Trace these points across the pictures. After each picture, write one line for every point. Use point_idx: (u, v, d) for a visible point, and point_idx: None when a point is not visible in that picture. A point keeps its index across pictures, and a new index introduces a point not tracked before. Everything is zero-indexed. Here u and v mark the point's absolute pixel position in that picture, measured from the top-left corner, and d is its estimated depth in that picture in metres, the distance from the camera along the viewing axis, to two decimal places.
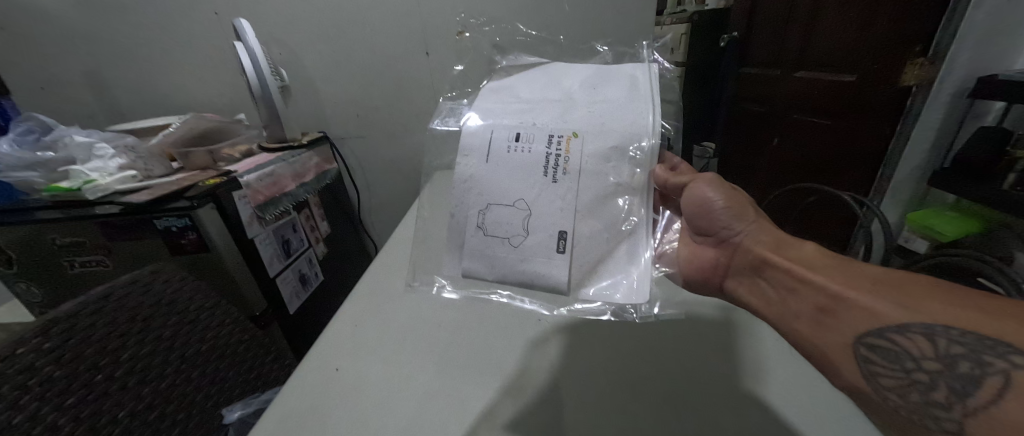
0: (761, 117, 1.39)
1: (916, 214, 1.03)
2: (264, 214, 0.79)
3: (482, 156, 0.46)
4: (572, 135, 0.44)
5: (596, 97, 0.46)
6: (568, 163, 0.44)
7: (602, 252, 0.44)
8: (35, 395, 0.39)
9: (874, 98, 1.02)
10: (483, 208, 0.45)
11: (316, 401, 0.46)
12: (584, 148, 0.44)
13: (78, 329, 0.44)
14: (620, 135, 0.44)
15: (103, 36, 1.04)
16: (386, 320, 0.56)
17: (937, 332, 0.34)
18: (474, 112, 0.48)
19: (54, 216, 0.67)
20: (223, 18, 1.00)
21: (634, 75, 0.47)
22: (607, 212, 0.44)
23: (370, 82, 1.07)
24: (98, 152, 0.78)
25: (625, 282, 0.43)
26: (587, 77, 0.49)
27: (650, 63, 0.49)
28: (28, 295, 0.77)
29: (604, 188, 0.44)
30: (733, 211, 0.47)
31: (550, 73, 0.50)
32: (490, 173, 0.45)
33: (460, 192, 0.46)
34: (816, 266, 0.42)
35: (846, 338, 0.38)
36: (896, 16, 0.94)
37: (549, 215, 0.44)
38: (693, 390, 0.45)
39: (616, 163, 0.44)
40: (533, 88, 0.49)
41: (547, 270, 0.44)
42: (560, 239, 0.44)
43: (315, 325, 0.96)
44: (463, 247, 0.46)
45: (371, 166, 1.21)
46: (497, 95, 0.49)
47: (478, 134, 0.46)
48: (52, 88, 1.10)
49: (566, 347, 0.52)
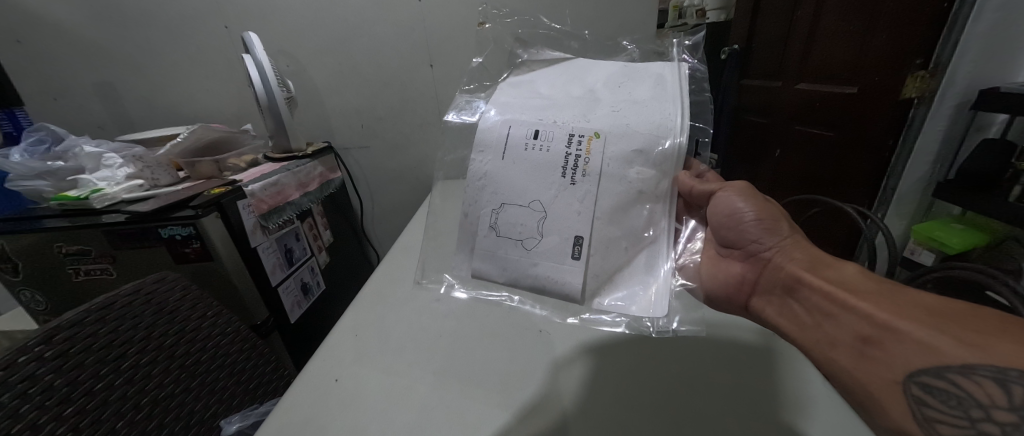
0: (763, 127, 1.40)
1: (923, 225, 1.02)
2: (267, 222, 0.79)
3: (497, 153, 0.46)
4: (593, 135, 0.45)
5: (622, 95, 0.47)
6: (588, 165, 0.44)
7: (620, 261, 0.45)
8: (35, 404, 0.39)
9: (876, 110, 1.02)
10: (495, 208, 0.46)
11: (313, 412, 0.45)
12: (605, 149, 0.44)
13: (80, 337, 0.44)
14: (644, 139, 0.44)
15: (116, 49, 1.06)
16: (388, 330, 0.56)
17: (1009, 378, 0.33)
18: (491, 106, 0.48)
19: (61, 225, 0.68)
20: (233, 32, 1.02)
21: (662, 74, 0.48)
22: (628, 220, 0.44)
23: (375, 94, 1.08)
24: (107, 162, 0.80)
25: (642, 295, 0.44)
26: (611, 75, 0.49)
27: (679, 63, 0.50)
28: (33, 303, 0.78)
29: (626, 193, 0.44)
30: (764, 225, 0.49)
31: (571, 70, 0.51)
32: (504, 170, 0.46)
33: (474, 190, 0.47)
34: (859, 290, 0.42)
35: (897, 376, 0.38)
36: (896, 29, 0.95)
37: (563, 219, 0.44)
38: (690, 409, 0.45)
39: (639, 167, 0.44)
40: (553, 85, 0.50)
41: (560, 276, 0.45)
42: (575, 244, 0.44)
43: (316, 335, 0.95)
44: (475, 248, 0.47)
45: (374, 176, 1.22)
46: (516, 89, 0.50)
47: (494, 129, 0.47)
48: (64, 98, 1.12)
49: (590, 368, 0.50)
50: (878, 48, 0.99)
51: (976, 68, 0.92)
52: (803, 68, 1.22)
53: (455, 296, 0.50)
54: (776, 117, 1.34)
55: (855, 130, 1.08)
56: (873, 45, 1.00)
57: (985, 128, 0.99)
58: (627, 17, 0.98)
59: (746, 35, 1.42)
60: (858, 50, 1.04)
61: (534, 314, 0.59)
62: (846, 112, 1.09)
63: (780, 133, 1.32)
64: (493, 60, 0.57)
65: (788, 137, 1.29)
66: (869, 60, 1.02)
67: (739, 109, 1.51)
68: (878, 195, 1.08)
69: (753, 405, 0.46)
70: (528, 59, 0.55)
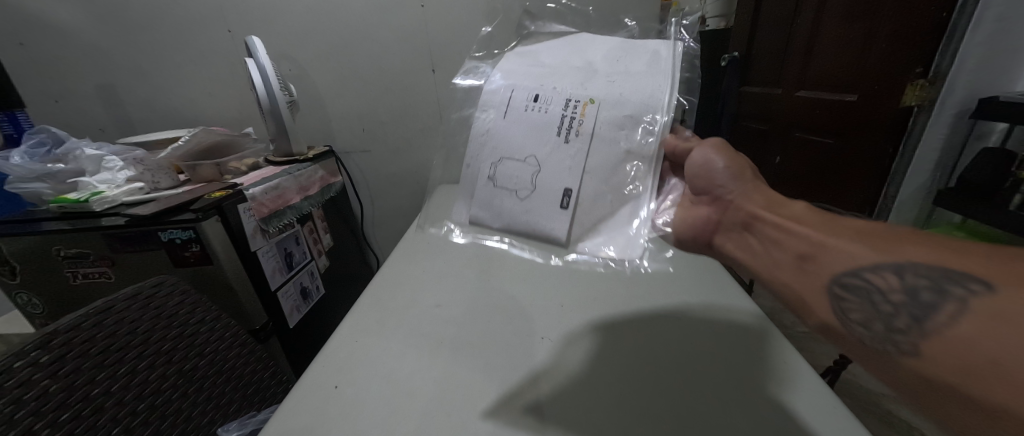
0: (762, 135, 1.42)
1: (922, 233, 1.02)
2: (267, 226, 0.79)
3: (500, 112, 0.47)
4: (588, 101, 0.45)
5: (620, 67, 0.47)
6: (581, 126, 0.45)
7: (604, 212, 0.45)
8: (32, 410, 0.39)
9: (876, 117, 1.03)
10: (494, 162, 0.47)
11: (312, 420, 0.44)
12: (599, 113, 0.45)
13: (78, 341, 0.44)
14: (635, 105, 0.44)
15: (117, 51, 1.06)
16: (387, 338, 0.54)
17: (908, 268, 0.33)
18: (498, 72, 0.50)
19: (60, 228, 0.67)
20: (236, 36, 1.03)
21: (658, 51, 0.47)
22: (614, 177, 0.44)
23: (376, 98, 1.08)
24: (108, 164, 0.80)
25: (623, 237, 0.44)
26: (611, 50, 0.49)
27: (676, 41, 0.49)
28: (30, 306, 0.77)
29: (615, 154, 0.44)
30: (733, 171, 0.48)
31: (575, 43, 0.52)
32: (504, 129, 0.47)
33: (476, 144, 0.48)
34: (805, 218, 0.42)
35: (824, 282, 0.37)
36: (893, 38, 0.96)
37: (555, 174, 0.45)
38: (686, 390, 0.44)
39: (630, 132, 0.44)
40: (556, 55, 0.50)
41: (548, 225, 0.45)
42: (564, 196, 0.44)
43: (315, 340, 0.94)
44: (474, 196, 0.48)
45: (375, 180, 1.21)
46: (522, 58, 0.51)
47: (498, 92, 0.48)
48: (66, 101, 1.12)
49: (588, 350, 0.50)
50: (876, 56, 1.00)
51: (976, 75, 0.93)
52: (803, 76, 1.23)
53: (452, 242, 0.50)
54: (775, 126, 1.36)
55: (855, 137, 1.09)
56: (872, 53, 1.01)
57: (985, 136, 0.99)
58: None
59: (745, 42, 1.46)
60: (857, 58, 1.05)
61: (536, 315, 0.56)
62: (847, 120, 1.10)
63: (779, 141, 1.34)
64: (502, 28, 0.56)
65: (788, 144, 1.31)
66: (868, 67, 1.02)
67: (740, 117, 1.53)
68: (878, 203, 1.10)
69: (751, 385, 0.44)
70: (535, 30, 0.55)
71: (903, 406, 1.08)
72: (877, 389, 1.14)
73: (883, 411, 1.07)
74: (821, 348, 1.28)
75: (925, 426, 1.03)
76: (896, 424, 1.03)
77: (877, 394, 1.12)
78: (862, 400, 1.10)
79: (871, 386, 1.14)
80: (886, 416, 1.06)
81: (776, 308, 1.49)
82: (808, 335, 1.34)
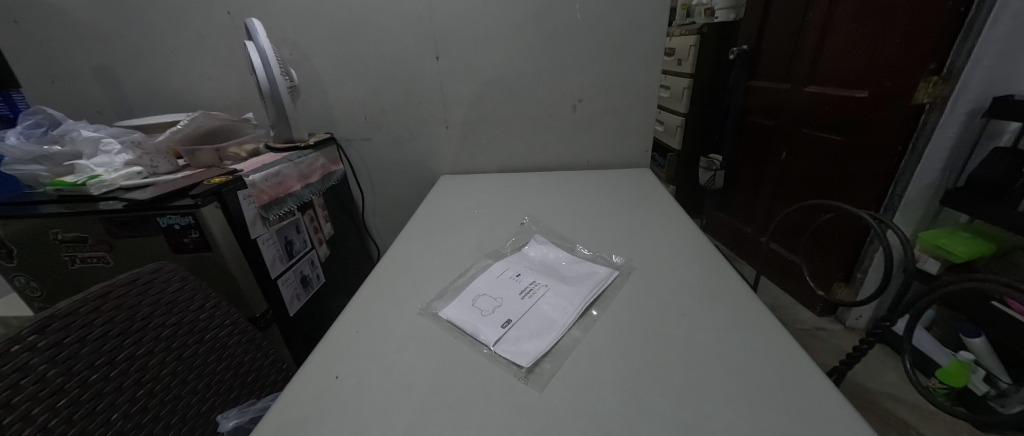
0: (770, 130, 1.48)
1: (928, 233, 1.03)
2: (267, 214, 0.77)
3: (489, 282, 0.61)
4: (543, 285, 0.60)
5: (563, 281, 0.61)
6: (532, 295, 0.58)
7: (531, 330, 0.51)
8: (28, 395, 0.38)
9: (889, 114, 1.06)
10: (474, 295, 0.58)
11: (313, 410, 0.43)
12: (546, 295, 0.58)
13: (75, 326, 0.43)
14: (574, 296, 0.57)
15: (114, 31, 1.04)
16: (387, 329, 0.53)
17: None
18: (497, 262, 0.66)
19: (57, 210, 0.66)
20: (235, 18, 1.00)
21: (603, 274, 0.61)
22: (547, 316, 0.53)
23: (378, 86, 1.07)
24: (104, 146, 0.78)
25: (529, 347, 0.48)
26: (577, 274, 0.62)
27: (616, 271, 0.62)
28: (27, 289, 0.76)
29: (552, 311, 0.54)
30: None
31: (562, 262, 0.66)
32: (484, 287, 0.60)
33: (466, 291, 0.59)
34: None
35: None
36: (908, 35, 0.99)
37: (507, 309, 0.55)
38: (698, 384, 0.42)
39: (562, 306, 0.55)
40: (532, 264, 0.66)
41: (487, 335, 0.51)
42: (506, 324, 0.53)
43: (313, 330, 0.94)
44: (457, 304, 0.56)
45: (376, 169, 1.20)
46: (514, 262, 0.66)
47: (494, 269, 0.65)
48: (63, 81, 1.10)
49: (595, 343, 0.49)
50: (889, 52, 1.03)
51: (990, 75, 0.92)
52: (813, 71, 1.27)
53: (443, 315, 0.55)
54: (783, 121, 1.41)
55: (864, 133, 1.12)
56: (884, 50, 1.05)
57: (996, 136, 0.96)
58: (638, 13, 0.95)
59: (756, 36, 1.49)
60: (870, 54, 1.08)
61: (546, 309, 0.55)
62: (855, 115, 1.14)
63: (789, 136, 1.39)
64: None
65: (796, 138, 1.36)
66: (880, 64, 1.06)
67: (747, 110, 1.59)
68: (885, 200, 1.12)
69: (757, 375, 0.43)
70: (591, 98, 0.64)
71: (900, 405, 1.09)
72: (876, 388, 1.14)
73: (881, 409, 1.08)
74: (821, 346, 1.28)
75: (922, 424, 1.03)
76: (894, 422, 1.04)
77: (876, 392, 1.13)
78: (861, 399, 1.11)
79: (870, 384, 1.15)
80: (884, 414, 1.07)
81: (776, 305, 1.49)
82: (809, 333, 1.35)
